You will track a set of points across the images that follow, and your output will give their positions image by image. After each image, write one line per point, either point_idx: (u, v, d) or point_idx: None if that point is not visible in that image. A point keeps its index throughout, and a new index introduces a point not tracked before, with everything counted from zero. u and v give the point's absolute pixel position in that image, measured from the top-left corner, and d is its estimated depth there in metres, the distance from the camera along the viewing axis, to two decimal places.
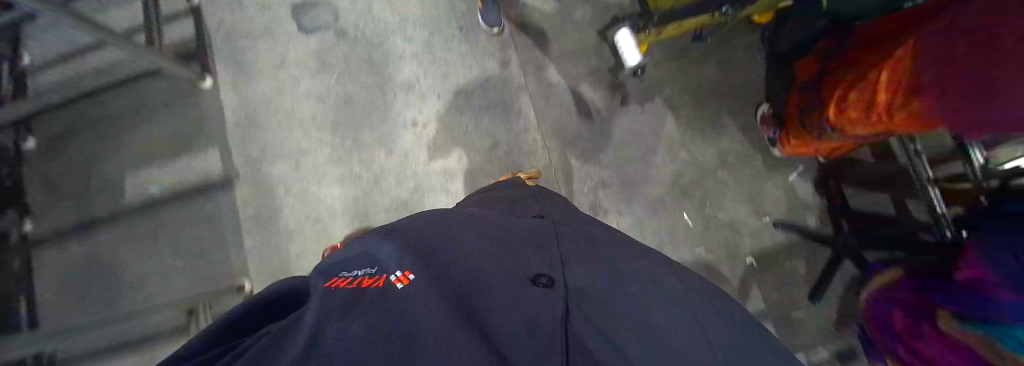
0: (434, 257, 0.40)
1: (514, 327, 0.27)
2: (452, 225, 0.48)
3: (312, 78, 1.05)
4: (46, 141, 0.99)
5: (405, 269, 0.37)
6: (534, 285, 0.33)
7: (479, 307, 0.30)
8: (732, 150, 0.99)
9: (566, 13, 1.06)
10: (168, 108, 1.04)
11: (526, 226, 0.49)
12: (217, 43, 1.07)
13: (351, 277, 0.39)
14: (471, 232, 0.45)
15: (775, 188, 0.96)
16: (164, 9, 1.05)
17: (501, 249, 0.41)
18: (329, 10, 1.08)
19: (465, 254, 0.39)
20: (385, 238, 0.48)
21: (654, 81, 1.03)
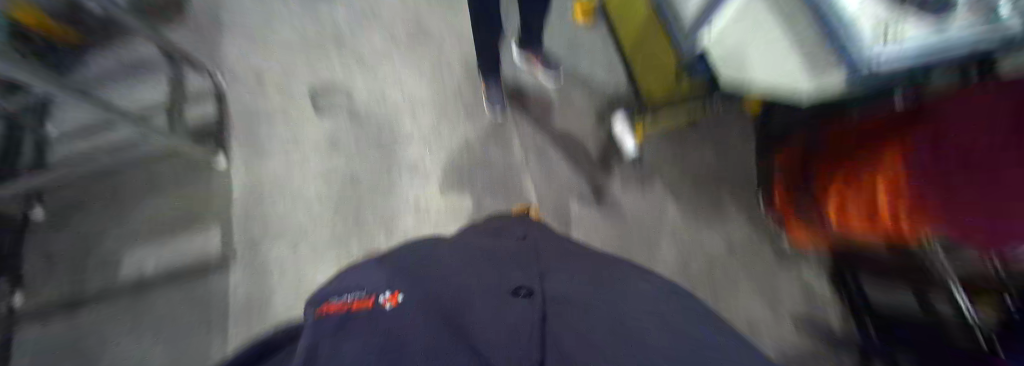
0: (419, 276, 0.37)
1: (497, 334, 0.24)
2: (437, 251, 0.45)
3: (322, 158, 1.08)
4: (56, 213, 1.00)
5: (395, 289, 0.33)
6: (515, 298, 0.31)
7: (464, 320, 0.28)
8: (739, 238, 1.00)
9: (568, 99, 1.10)
10: (179, 185, 1.07)
11: (510, 247, 0.47)
12: (233, 123, 1.11)
13: (343, 302, 0.33)
14: (456, 256, 0.43)
15: (789, 281, 0.96)
16: (190, 90, 1.12)
17: (492, 273, 0.38)
18: (343, 94, 1.14)
19: (449, 276, 0.37)
20: (369, 265, 0.43)
21: (655, 164, 1.05)
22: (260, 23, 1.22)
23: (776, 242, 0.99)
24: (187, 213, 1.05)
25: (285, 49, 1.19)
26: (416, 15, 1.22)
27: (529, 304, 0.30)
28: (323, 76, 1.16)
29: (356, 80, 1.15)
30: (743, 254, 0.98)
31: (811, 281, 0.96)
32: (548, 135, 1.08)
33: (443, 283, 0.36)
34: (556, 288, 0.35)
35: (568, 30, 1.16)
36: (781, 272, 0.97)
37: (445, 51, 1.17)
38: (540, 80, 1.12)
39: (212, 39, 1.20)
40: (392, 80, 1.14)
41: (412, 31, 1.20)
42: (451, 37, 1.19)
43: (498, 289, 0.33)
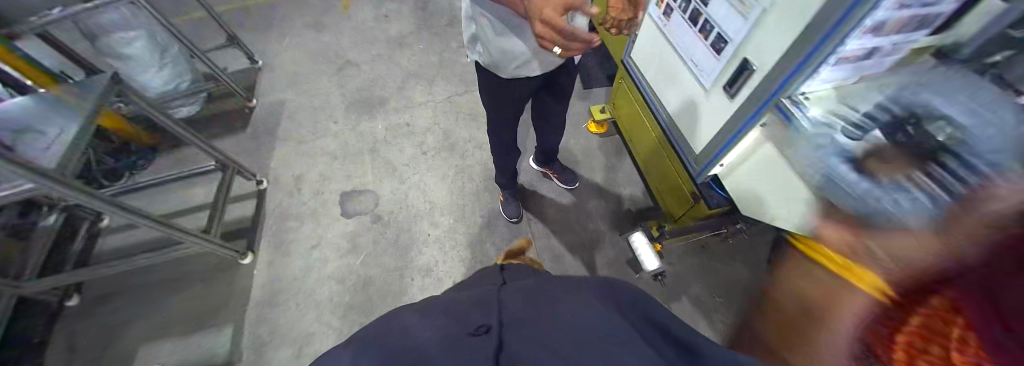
0: (387, 333, 0.36)
1: None
2: (403, 307, 0.44)
3: (340, 259, 1.10)
4: (87, 304, 1.05)
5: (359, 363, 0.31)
6: (477, 338, 0.34)
7: None
8: None
9: (582, 205, 1.11)
10: (204, 281, 1.08)
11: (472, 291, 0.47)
12: (267, 223, 1.19)
13: None
14: (421, 307, 0.42)
15: None
16: (236, 191, 1.25)
17: (443, 317, 0.38)
18: (369, 197, 1.22)
19: (415, 326, 0.36)
20: (341, 342, 0.37)
21: (679, 277, 0.98)
22: (310, 135, 1.41)
23: None
24: (203, 310, 1.04)
25: (326, 157, 1.34)
26: (443, 128, 1.37)
27: (485, 343, 0.33)
28: (355, 181, 1.26)
29: (384, 185, 1.24)
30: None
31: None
32: (564, 241, 1.05)
33: (407, 334, 0.35)
34: (512, 315, 0.38)
35: (581, 141, 1.24)
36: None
37: (467, 160, 1.27)
38: (555, 187, 1.15)
39: (266, 149, 1.37)
40: (416, 185, 1.22)
41: (439, 142, 1.33)
42: (472, 147, 1.31)
43: (458, 328, 0.36)
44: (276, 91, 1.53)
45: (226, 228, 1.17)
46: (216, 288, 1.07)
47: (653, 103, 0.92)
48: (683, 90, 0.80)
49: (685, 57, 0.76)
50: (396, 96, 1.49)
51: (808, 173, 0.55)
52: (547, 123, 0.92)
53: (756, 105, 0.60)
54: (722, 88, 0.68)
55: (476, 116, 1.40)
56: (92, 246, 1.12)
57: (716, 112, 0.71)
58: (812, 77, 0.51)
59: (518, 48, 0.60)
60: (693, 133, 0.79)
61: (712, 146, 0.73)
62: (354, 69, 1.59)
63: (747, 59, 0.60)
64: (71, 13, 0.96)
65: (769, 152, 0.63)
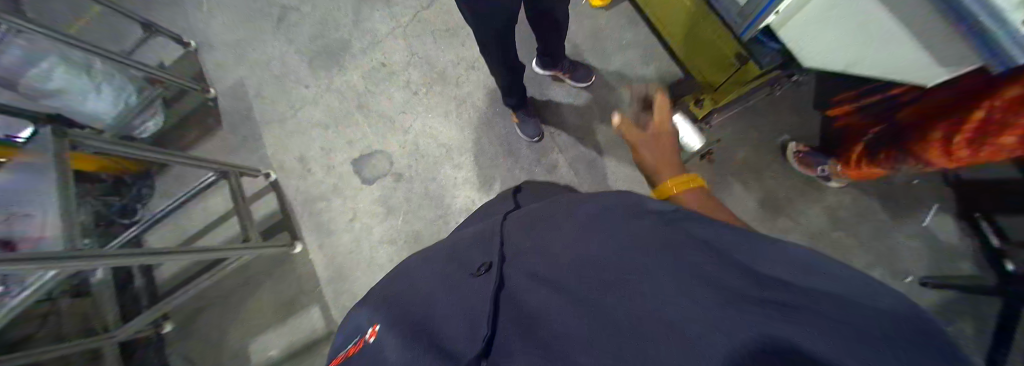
0: (399, 288, 0.40)
1: (462, 330, 0.29)
2: (414, 263, 0.46)
3: (382, 224, 1.12)
4: (180, 326, 1.15)
5: (373, 325, 0.35)
6: (475, 275, 0.35)
7: (435, 323, 0.31)
8: (840, 204, 0.94)
9: (604, 100, 1.04)
10: (271, 277, 1.16)
11: (478, 227, 0.49)
12: (298, 211, 1.19)
13: (347, 350, 0.36)
14: (424, 260, 0.45)
15: (909, 240, 0.90)
16: (251, 191, 1.22)
17: (449, 263, 0.40)
18: (382, 158, 1.17)
19: (419, 281, 0.39)
20: (365, 305, 0.41)
21: (725, 148, 1.00)
22: (290, 109, 1.27)
23: (882, 186, 0.93)
24: (286, 299, 1.14)
25: (319, 129, 1.24)
26: (425, 57, 1.19)
27: (484, 278, 0.34)
28: (360, 145, 1.19)
29: (389, 141, 1.17)
30: (847, 220, 0.93)
31: (932, 231, 0.90)
32: (596, 144, 1.03)
33: (424, 286, 0.38)
34: (514, 246, 0.38)
35: (585, 26, 1.09)
36: (899, 232, 0.91)
37: (464, 87, 1.15)
38: (570, 88, 1.06)
39: (254, 140, 1.28)
40: (422, 132, 1.15)
41: (426, 74, 1.18)
42: (465, 67, 1.16)
43: (464, 271, 0.38)
44: (229, 71, 1.34)
45: (262, 228, 1.19)
46: (286, 279, 1.15)
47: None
48: None
49: None
50: (357, 33, 1.27)
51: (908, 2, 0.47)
52: (549, 22, 0.78)
53: None
54: None
55: (455, 29, 1.19)
56: (153, 279, 1.15)
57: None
58: None
59: None
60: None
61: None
62: (296, 15, 1.33)
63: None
64: None
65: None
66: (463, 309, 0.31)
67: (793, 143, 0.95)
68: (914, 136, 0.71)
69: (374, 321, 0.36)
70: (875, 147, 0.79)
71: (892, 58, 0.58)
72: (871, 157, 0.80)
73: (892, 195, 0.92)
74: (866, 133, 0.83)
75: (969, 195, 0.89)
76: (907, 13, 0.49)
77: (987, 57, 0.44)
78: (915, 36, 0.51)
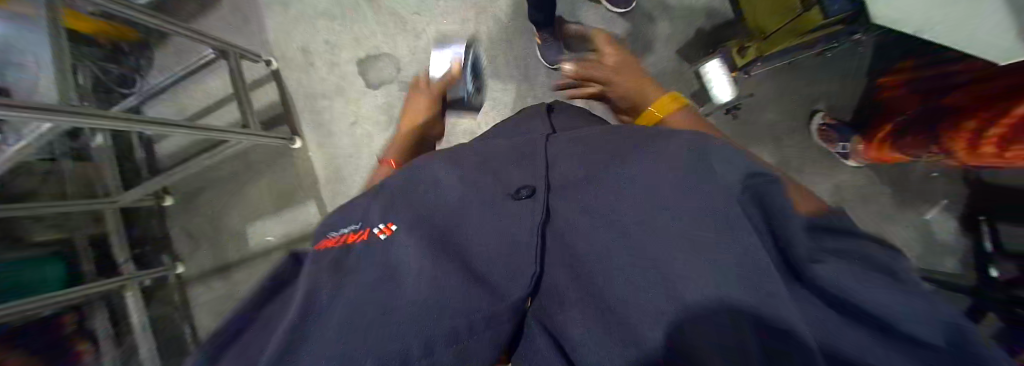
0: (419, 189, 0.40)
1: (497, 258, 0.31)
2: (435, 161, 0.44)
3: (384, 132, 1.10)
4: (182, 201, 1.18)
5: (389, 221, 0.36)
6: (516, 199, 0.34)
7: (464, 242, 0.33)
8: (850, 184, 0.93)
9: (637, 36, 0.97)
10: (270, 168, 1.17)
11: (514, 141, 0.47)
12: (299, 106, 1.15)
13: (339, 236, 0.39)
14: (448, 164, 0.42)
15: (905, 228, 0.91)
16: (252, 76, 1.16)
17: (481, 174, 0.39)
18: (390, 63, 1.11)
19: (444, 186, 0.38)
20: (373, 196, 0.42)
21: (752, 108, 0.95)
22: None
23: (898, 172, 0.91)
24: (286, 190, 1.16)
25: (323, 19, 1.14)
26: None
27: (526, 205, 0.33)
28: (368, 45, 1.12)
29: (400, 45, 1.10)
30: (853, 202, 0.93)
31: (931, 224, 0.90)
32: None
33: (449, 194, 0.37)
34: (558, 175, 0.36)
35: None
36: (898, 220, 0.92)
37: None
38: (605, 15, 0.98)
39: (255, 20, 1.18)
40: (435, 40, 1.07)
41: None
42: None
43: (501, 191, 0.36)
44: None
45: (263, 117, 1.16)
46: (286, 171, 1.16)
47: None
48: None
49: None
50: None
51: None
52: None
53: None
54: None
55: None
56: (153, 151, 1.15)
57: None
58: None
59: None
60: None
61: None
62: None
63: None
64: None
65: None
66: (505, 239, 0.31)
67: (820, 114, 0.90)
68: (947, 123, 0.65)
69: (389, 219, 0.36)
70: (897, 132, 0.75)
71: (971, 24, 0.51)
72: (892, 141, 0.76)
73: (904, 184, 0.91)
74: (898, 112, 0.76)
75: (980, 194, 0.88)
76: None
77: None
78: None
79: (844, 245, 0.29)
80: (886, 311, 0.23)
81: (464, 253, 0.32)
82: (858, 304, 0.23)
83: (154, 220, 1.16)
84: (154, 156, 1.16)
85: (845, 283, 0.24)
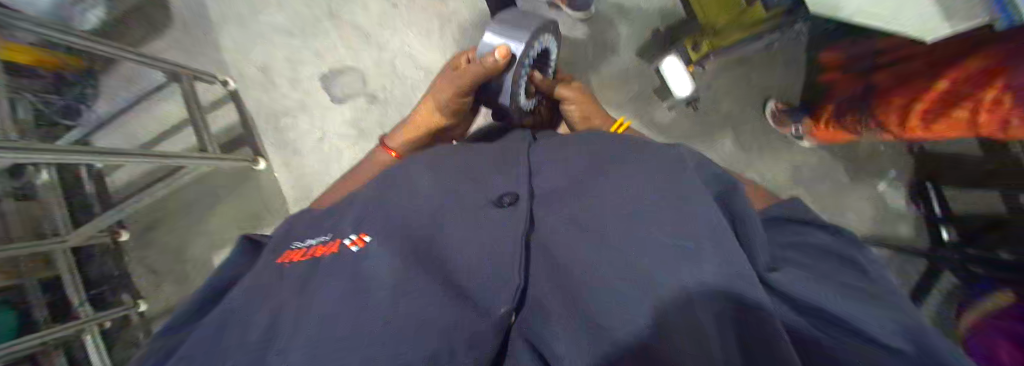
0: (393, 197, 0.39)
1: (475, 259, 0.30)
2: (407, 169, 0.44)
3: (354, 147, 1.08)
4: (139, 234, 1.11)
5: (361, 232, 0.35)
6: (498, 206, 0.35)
7: (442, 246, 0.32)
8: (807, 165, 0.98)
9: (598, 35, 1.00)
10: (235, 192, 1.11)
11: (494, 150, 0.48)
12: (262, 125, 1.11)
13: (305, 247, 0.36)
14: (427, 172, 0.42)
15: (860, 203, 0.97)
16: (208, 98, 1.11)
17: (464, 183, 0.40)
18: (355, 75, 1.09)
19: (423, 196, 0.38)
20: (337, 209, 0.41)
21: (712, 99, 0.99)
22: (250, 8, 1.12)
23: (849, 151, 0.97)
24: (251, 215, 1.11)
25: (282, 34, 1.11)
26: None
27: (508, 211, 0.34)
28: (330, 58, 1.09)
29: (364, 58, 1.09)
30: (811, 182, 0.98)
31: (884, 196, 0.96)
32: (587, 83, 0.99)
33: (428, 202, 0.37)
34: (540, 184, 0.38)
35: None
36: (854, 196, 0.97)
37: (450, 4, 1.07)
38: (565, 17, 1.00)
39: (209, 39, 1.13)
40: (400, 50, 1.07)
41: None
42: None
43: (483, 198, 0.37)
44: None
45: (223, 140, 1.11)
46: (251, 195, 1.11)
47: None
48: None
49: None
50: None
51: None
52: None
53: None
54: None
55: None
56: (104, 184, 1.08)
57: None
58: None
59: None
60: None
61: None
62: None
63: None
64: None
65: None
66: (484, 240, 0.31)
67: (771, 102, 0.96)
68: (887, 101, 0.70)
69: (360, 231, 0.35)
70: (840, 115, 0.80)
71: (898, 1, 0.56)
72: (838, 122, 0.80)
73: (855, 161, 0.97)
74: (845, 93, 0.81)
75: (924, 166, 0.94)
76: None
77: None
78: None
79: (808, 251, 0.32)
80: (822, 298, 0.25)
81: (444, 262, 0.30)
82: (793, 293, 0.25)
83: (108, 259, 1.05)
84: (105, 188, 1.08)
85: (798, 281, 0.27)
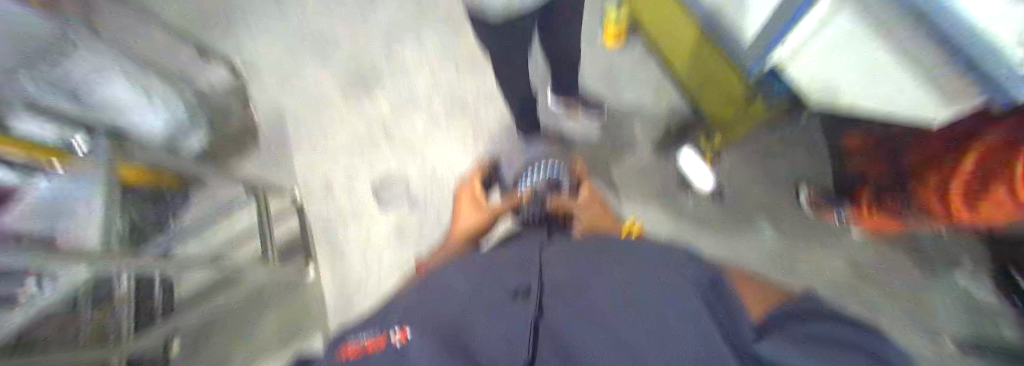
0: (427, 295, 0.40)
1: (498, 346, 0.27)
2: (442, 273, 0.46)
3: (394, 249, 1.18)
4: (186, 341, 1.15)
5: (403, 324, 0.33)
6: (518, 301, 0.35)
7: (467, 335, 0.30)
8: (860, 253, 0.96)
9: (616, 135, 1.12)
10: (281, 298, 1.18)
11: (514, 252, 0.50)
12: (316, 231, 1.23)
13: (360, 343, 0.33)
14: (459, 273, 0.44)
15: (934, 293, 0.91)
16: (276, 208, 1.27)
17: (488, 282, 0.41)
18: (400, 183, 1.24)
19: (450, 292, 0.39)
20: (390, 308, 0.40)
21: (742, 187, 1.01)
22: (321, 133, 1.36)
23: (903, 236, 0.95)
24: (293, 322, 1.15)
25: (343, 152, 1.31)
26: (448, 89, 1.32)
27: (525, 303, 0.34)
28: (381, 170, 1.26)
29: (409, 167, 1.25)
30: (868, 270, 0.94)
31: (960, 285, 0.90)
32: (610, 179, 1.07)
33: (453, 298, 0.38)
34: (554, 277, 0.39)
35: (597, 59, 1.20)
36: (922, 284, 0.93)
37: (482, 116, 1.27)
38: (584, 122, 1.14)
39: (284, 159, 1.36)
40: (440, 160, 1.24)
41: (448, 104, 1.31)
42: (485, 107, 1.28)
43: (503, 294, 0.37)
44: (268, 96, 1.45)
45: (282, 245, 1.23)
46: (296, 301, 1.17)
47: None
48: None
49: None
50: (389, 65, 1.39)
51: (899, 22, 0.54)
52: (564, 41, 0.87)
53: None
54: None
55: (477, 64, 1.34)
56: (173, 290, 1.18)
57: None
58: None
59: None
60: (743, 20, 0.81)
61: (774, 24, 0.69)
62: (335, 49, 1.46)
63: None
64: None
65: (835, 19, 0.62)
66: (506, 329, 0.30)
67: (805, 189, 0.98)
68: (921, 189, 0.69)
69: (405, 323, 0.33)
70: (879, 198, 0.79)
71: (886, 94, 0.64)
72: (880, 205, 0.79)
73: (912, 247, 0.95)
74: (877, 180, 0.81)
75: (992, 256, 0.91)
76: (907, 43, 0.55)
77: (978, 78, 0.49)
78: (910, 68, 0.57)
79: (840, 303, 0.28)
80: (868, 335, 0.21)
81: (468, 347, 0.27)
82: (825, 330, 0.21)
83: None
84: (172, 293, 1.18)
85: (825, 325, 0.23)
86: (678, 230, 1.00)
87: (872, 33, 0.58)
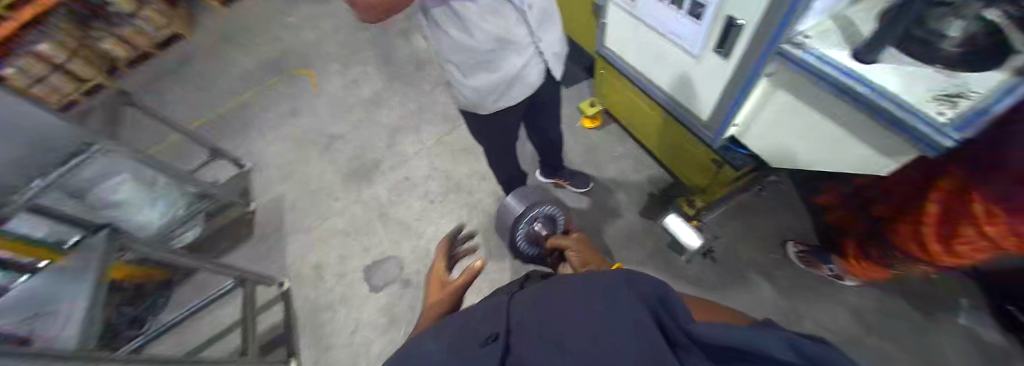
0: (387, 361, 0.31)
1: None
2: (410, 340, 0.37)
3: (384, 335, 1.10)
4: None
5: None
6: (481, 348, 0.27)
7: None
8: (864, 305, 0.95)
9: (603, 204, 1.18)
10: None
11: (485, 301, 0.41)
12: (300, 321, 1.16)
13: None
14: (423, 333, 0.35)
15: (950, 340, 0.90)
16: (263, 299, 1.22)
17: (452, 332, 0.32)
18: (393, 263, 1.22)
19: (410, 348, 0.30)
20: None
21: (729, 246, 1.07)
22: (318, 218, 1.39)
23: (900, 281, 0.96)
24: None
25: (339, 236, 1.32)
26: (443, 171, 1.42)
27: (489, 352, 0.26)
28: (375, 252, 1.26)
29: (404, 247, 1.25)
30: (879, 324, 0.93)
31: (973, 330, 0.90)
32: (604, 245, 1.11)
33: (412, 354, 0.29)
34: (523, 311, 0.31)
35: (578, 139, 1.35)
36: (934, 331, 0.91)
37: (476, 194, 1.33)
38: (571, 193, 1.22)
39: (278, 246, 1.35)
40: (435, 237, 1.25)
41: (444, 186, 1.37)
42: (479, 185, 1.35)
43: (470, 341, 0.29)
44: (270, 187, 1.52)
45: (263, 339, 1.15)
46: None
47: (652, 91, 1.02)
48: (674, 65, 0.90)
49: (663, 32, 0.85)
50: (388, 155, 1.51)
51: (822, 91, 0.61)
52: (547, 123, 0.99)
53: (759, 51, 0.66)
54: (710, 49, 0.77)
55: (470, 149, 1.46)
56: None
57: (714, 72, 0.80)
58: (810, 7, 0.54)
59: (511, 65, 0.70)
60: (694, 104, 0.92)
61: (724, 103, 0.82)
62: (339, 143, 1.60)
63: (733, 16, 0.66)
64: (53, 179, 0.93)
65: (772, 91, 0.72)
66: None
67: (789, 243, 1.02)
68: (896, 234, 0.74)
69: None
70: (864, 243, 0.84)
71: (837, 151, 0.69)
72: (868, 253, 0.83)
73: (913, 294, 0.95)
74: (859, 230, 0.86)
75: (985, 292, 0.93)
76: (835, 110, 0.62)
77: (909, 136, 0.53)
78: (848, 128, 0.63)
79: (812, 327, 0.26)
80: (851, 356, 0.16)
81: None
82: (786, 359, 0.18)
83: None
84: None
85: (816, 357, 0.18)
86: (679, 290, 1.01)
87: (805, 102, 0.67)
